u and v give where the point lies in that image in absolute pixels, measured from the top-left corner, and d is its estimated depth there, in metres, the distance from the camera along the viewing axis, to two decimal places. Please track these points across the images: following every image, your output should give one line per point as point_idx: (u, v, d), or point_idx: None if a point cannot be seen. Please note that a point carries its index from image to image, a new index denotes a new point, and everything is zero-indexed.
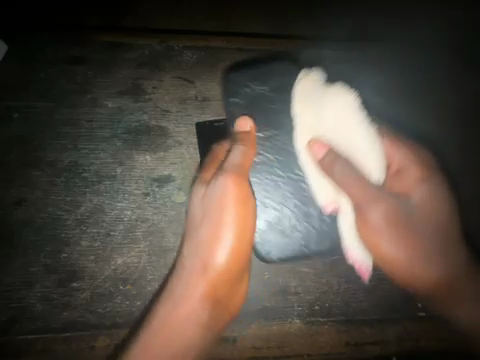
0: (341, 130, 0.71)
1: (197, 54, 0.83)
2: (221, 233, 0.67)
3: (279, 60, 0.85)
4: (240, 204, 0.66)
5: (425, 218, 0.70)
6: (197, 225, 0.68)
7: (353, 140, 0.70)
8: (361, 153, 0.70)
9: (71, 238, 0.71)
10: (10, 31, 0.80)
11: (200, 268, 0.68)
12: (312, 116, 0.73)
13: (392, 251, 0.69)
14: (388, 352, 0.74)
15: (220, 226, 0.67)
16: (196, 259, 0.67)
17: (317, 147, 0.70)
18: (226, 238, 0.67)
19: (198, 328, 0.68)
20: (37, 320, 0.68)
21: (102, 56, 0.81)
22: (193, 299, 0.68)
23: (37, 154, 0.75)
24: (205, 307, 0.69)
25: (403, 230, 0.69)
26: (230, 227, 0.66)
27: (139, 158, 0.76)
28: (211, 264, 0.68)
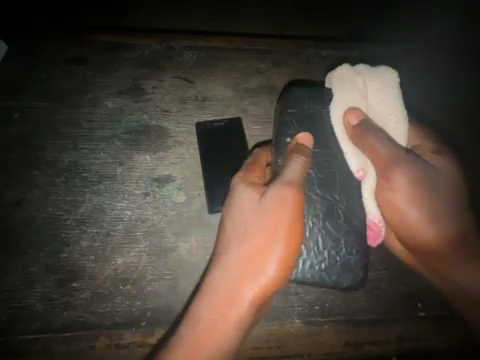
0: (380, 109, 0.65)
1: (197, 54, 0.83)
2: (269, 229, 0.57)
3: (279, 60, 0.85)
4: (280, 202, 0.57)
5: (454, 196, 0.68)
6: (233, 220, 0.60)
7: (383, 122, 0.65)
8: (394, 128, 0.65)
9: (71, 238, 0.71)
10: (11, 32, 0.80)
11: (247, 269, 0.57)
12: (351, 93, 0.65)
13: (431, 234, 0.67)
14: (387, 352, 0.74)
15: (275, 234, 0.57)
16: (245, 252, 0.58)
17: (351, 117, 0.64)
18: (276, 237, 0.57)
19: (239, 332, 0.59)
20: (37, 320, 0.67)
21: (101, 56, 0.81)
22: (239, 305, 0.58)
23: (37, 154, 0.75)
24: (250, 309, 0.58)
25: (428, 200, 0.66)
26: (273, 222, 0.57)
27: (139, 158, 0.76)
28: (254, 273, 0.57)
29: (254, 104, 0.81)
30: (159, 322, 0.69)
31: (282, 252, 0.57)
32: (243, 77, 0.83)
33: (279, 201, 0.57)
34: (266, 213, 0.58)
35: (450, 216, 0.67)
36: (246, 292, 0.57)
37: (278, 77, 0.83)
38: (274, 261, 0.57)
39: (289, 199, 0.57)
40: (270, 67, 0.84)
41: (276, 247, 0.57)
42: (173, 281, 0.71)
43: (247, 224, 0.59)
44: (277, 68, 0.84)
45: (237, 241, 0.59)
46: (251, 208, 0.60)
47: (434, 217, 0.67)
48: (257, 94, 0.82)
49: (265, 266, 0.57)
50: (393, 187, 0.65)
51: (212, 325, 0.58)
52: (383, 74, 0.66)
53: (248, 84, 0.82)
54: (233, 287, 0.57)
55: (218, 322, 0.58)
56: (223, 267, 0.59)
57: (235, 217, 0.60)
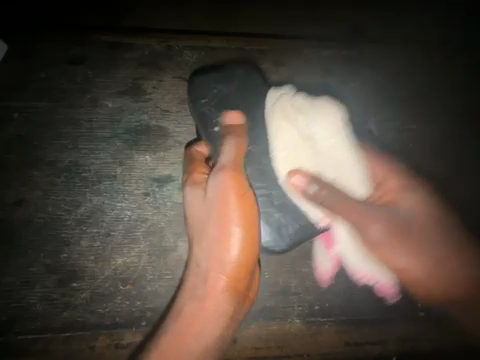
0: (329, 144, 0.69)
1: (197, 54, 0.83)
2: (221, 212, 0.58)
3: (279, 61, 0.85)
4: (221, 193, 0.58)
5: (435, 233, 0.74)
6: (198, 214, 0.64)
7: (342, 171, 0.69)
8: (353, 186, 0.69)
9: (71, 238, 0.71)
10: (10, 31, 0.80)
11: (222, 276, 0.60)
12: (292, 131, 0.70)
13: (404, 263, 0.72)
14: (388, 352, 0.74)
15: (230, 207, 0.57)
16: (210, 252, 0.60)
17: (298, 177, 0.68)
18: (229, 219, 0.58)
19: (221, 327, 0.63)
20: (37, 320, 0.68)
21: (101, 55, 0.81)
22: (215, 297, 0.61)
23: (37, 154, 0.75)
24: (227, 298, 0.62)
25: (407, 246, 0.72)
26: (221, 206, 0.58)
27: (139, 158, 0.76)
28: (227, 252, 0.58)
29: None
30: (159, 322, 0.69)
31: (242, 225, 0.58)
32: None
33: (246, 202, 0.58)
34: (212, 200, 0.59)
35: (437, 252, 0.73)
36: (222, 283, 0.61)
37: (277, 78, 0.85)
38: (239, 238, 0.58)
39: (251, 201, 0.58)
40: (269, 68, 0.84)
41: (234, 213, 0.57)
42: (173, 281, 0.71)
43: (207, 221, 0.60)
44: (277, 69, 0.85)
45: (204, 246, 0.61)
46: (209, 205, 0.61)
47: (404, 238, 0.71)
48: None
49: (225, 253, 0.59)
50: (367, 223, 0.69)
51: (201, 316, 0.62)
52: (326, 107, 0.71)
53: None
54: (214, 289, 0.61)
55: (209, 307, 0.62)
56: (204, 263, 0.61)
57: (196, 216, 0.64)
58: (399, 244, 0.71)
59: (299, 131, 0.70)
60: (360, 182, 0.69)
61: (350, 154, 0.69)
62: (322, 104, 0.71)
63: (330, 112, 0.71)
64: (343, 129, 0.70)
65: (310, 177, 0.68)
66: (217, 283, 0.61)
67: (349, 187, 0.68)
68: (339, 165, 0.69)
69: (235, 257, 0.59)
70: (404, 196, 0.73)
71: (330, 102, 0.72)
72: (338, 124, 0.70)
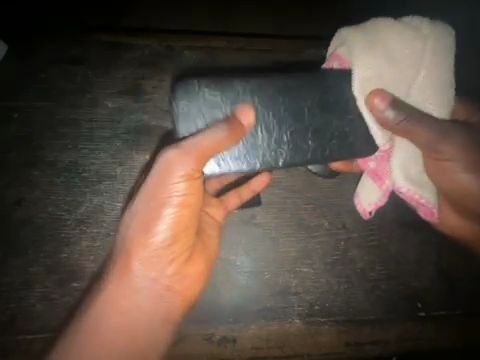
0: (427, 78, 0.63)
1: (198, 54, 0.83)
2: (151, 199, 0.58)
3: (280, 60, 0.85)
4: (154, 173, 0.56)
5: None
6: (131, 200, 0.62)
7: (430, 97, 0.64)
8: (437, 98, 0.64)
9: (71, 238, 0.71)
10: (10, 32, 0.80)
11: (141, 258, 0.60)
12: (384, 60, 0.63)
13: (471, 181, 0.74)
14: (387, 352, 0.74)
15: (167, 182, 0.56)
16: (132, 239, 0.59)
17: (380, 97, 0.62)
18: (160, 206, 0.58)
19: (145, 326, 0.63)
20: (37, 320, 0.68)
21: (102, 56, 0.81)
22: (135, 289, 0.62)
23: (36, 153, 0.75)
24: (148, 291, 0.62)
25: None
26: (154, 192, 0.57)
27: (140, 158, 0.76)
28: (151, 233, 0.59)
29: None
30: None
31: (177, 200, 0.58)
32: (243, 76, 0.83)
33: (189, 179, 0.57)
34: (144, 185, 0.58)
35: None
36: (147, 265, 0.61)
37: (278, 78, 0.83)
38: (170, 217, 0.59)
39: (195, 174, 0.57)
40: (269, 67, 0.84)
41: (169, 186, 0.57)
42: None
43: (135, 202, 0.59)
44: (276, 69, 0.84)
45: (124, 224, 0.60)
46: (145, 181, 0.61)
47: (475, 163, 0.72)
48: None
49: (152, 233, 0.59)
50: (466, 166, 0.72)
51: (122, 301, 0.61)
52: (443, 34, 0.63)
53: None
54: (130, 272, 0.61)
55: (126, 293, 0.61)
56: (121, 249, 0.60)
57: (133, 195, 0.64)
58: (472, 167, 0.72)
59: (396, 68, 0.63)
60: (441, 102, 0.65)
61: (449, 76, 0.64)
62: (442, 34, 0.63)
63: (411, 37, 0.63)
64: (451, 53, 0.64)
65: (389, 99, 0.62)
66: (136, 266, 0.61)
67: (431, 107, 0.65)
68: (433, 92, 0.64)
69: (159, 242, 0.60)
70: (459, 171, 0.73)
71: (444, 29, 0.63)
72: (447, 50, 0.63)
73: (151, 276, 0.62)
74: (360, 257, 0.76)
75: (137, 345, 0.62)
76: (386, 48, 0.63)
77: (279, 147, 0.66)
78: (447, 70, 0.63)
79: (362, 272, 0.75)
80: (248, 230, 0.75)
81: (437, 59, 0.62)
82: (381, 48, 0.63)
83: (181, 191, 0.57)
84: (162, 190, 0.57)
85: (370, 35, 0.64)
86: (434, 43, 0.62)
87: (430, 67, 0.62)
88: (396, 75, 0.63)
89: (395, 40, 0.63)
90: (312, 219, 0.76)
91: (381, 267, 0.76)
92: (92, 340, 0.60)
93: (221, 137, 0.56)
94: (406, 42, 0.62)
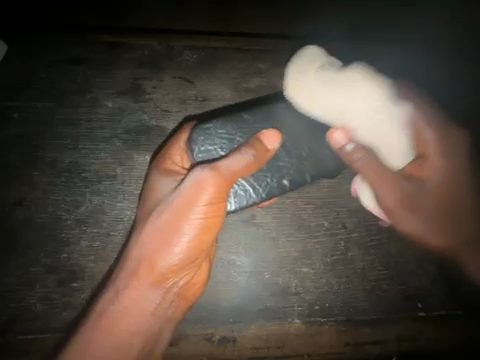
0: (379, 124, 0.65)
1: (197, 54, 0.83)
2: (179, 211, 0.60)
3: (280, 60, 0.85)
4: (197, 190, 0.59)
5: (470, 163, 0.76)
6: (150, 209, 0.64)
7: (385, 144, 0.66)
8: (392, 146, 0.66)
9: (71, 238, 0.71)
10: (10, 32, 0.80)
11: (152, 270, 0.62)
12: (326, 101, 0.65)
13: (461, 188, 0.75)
14: (387, 352, 0.74)
15: (191, 201, 0.60)
16: (151, 246, 0.61)
17: (337, 135, 0.64)
18: (186, 219, 0.61)
19: (148, 328, 0.65)
20: (37, 320, 0.67)
21: (102, 56, 0.81)
22: (144, 294, 0.63)
23: (37, 154, 0.75)
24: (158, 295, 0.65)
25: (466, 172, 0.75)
26: (186, 207, 0.60)
27: (139, 158, 0.76)
28: (169, 247, 0.62)
29: (255, 103, 0.81)
30: None
31: (196, 219, 0.61)
32: (243, 76, 0.83)
33: (212, 201, 0.60)
34: (173, 199, 0.61)
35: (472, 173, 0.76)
36: (158, 275, 0.63)
37: (278, 77, 0.83)
38: (190, 235, 0.62)
39: (219, 197, 0.60)
40: (269, 67, 0.84)
41: (191, 206, 0.60)
42: None
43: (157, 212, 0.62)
44: (276, 68, 0.84)
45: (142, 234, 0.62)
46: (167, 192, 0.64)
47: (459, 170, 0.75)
48: (257, 93, 0.82)
49: (173, 244, 0.61)
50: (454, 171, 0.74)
51: (122, 304, 0.63)
52: (357, 77, 0.64)
53: (248, 84, 0.82)
54: (136, 278, 0.63)
55: (127, 298, 0.63)
56: (133, 257, 0.62)
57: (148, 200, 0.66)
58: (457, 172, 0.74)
59: (346, 99, 0.64)
60: (399, 151, 0.66)
61: (399, 123, 0.65)
62: (358, 77, 0.64)
63: (363, 82, 0.64)
64: (388, 102, 0.64)
65: (349, 137, 0.65)
66: (152, 271, 0.62)
67: (384, 151, 0.66)
68: (384, 138, 0.66)
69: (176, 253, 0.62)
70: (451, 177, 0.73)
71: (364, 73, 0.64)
72: (380, 96, 0.64)
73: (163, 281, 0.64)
74: (360, 257, 0.76)
75: (142, 343, 0.64)
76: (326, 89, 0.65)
77: (302, 163, 0.69)
78: (393, 118, 0.65)
79: (362, 272, 0.75)
80: (248, 230, 0.75)
81: (368, 105, 0.64)
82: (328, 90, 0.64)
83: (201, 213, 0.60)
84: (185, 209, 0.60)
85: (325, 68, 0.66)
86: (365, 88, 0.64)
87: (383, 118, 0.65)
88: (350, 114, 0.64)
89: (340, 83, 0.64)
90: (312, 220, 0.76)
91: (381, 267, 0.76)
92: (93, 337, 0.61)
93: (249, 161, 0.60)
94: (361, 87, 0.63)
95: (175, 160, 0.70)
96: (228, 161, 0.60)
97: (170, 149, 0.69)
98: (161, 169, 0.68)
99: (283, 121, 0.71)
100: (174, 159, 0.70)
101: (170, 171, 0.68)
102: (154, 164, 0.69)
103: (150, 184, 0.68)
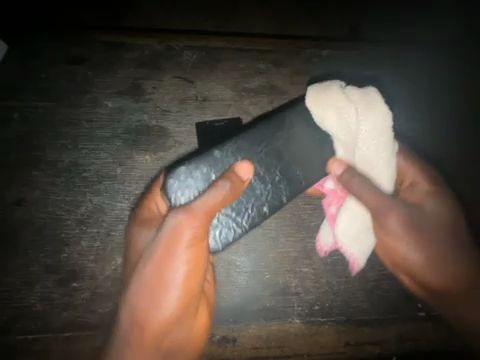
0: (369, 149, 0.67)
1: (197, 54, 0.83)
2: (160, 263, 0.57)
3: (279, 60, 0.85)
4: (174, 239, 0.56)
5: (440, 228, 0.73)
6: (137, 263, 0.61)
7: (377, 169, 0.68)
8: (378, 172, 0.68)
9: (71, 238, 0.71)
10: (10, 31, 0.80)
11: (146, 318, 0.60)
12: (335, 121, 0.64)
13: (416, 258, 0.73)
14: (387, 352, 0.74)
15: (171, 248, 0.56)
16: (142, 300, 0.59)
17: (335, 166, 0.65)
18: (170, 270, 0.57)
19: None
20: (37, 320, 0.68)
21: (102, 55, 0.81)
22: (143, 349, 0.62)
23: (37, 153, 0.75)
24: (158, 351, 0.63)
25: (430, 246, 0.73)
26: (166, 257, 0.57)
27: (139, 158, 0.76)
28: (159, 299, 0.59)
29: (255, 104, 0.82)
30: None
31: (181, 266, 0.57)
32: (243, 76, 0.83)
33: (193, 245, 0.56)
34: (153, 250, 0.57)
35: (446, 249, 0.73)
36: (152, 323, 0.60)
37: (277, 78, 0.84)
38: (180, 282, 0.58)
39: (201, 239, 0.57)
40: (269, 68, 0.84)
41: (171, 253, 0.56)
42: None
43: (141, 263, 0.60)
44: (276, 69, 0.84)
45: (130, 290, 0.59)
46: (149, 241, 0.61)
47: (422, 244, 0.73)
48: (257, 94, 0.82)
49: (165, 296, 0.58)
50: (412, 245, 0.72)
51: None
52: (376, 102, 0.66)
53: (248, 84, 0.83)
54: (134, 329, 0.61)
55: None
56: (128, 305, 0.60)
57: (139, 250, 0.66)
58: (423, 247, 0.73)
59: (346, 133, 0.65)
60: (388, 175, 0.69)
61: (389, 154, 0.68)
62: (378, 105, 0.66)
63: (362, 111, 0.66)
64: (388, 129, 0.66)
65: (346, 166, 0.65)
66: (147, 324, 0.60)
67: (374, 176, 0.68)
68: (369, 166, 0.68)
69: (170, 305, 0.59)
70: (410, 249, 0.73)
71: (377, 98, 0.66)
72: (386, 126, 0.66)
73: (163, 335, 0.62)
74: None
75: None
76: (337, 115, 0.64)
77: (277, 186, 0.64)
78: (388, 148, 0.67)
79: (362, 272, 0.74)
80: None
81: (378, 135, 0.66)
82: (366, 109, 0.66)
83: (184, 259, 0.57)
84: (166, 258, 0.57)
85: (329, 98, 0.65)
86: (372, 121, 0.66)
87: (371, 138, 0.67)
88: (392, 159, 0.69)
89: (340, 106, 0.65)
90: (312, 219, 0.75)
91: (382, 267, 0.75)
92: None
93: (225, 195, 0.56)
94: (343, 112, 0.65)
95: (153, 205, 0.68)
96: (203, 199, 0.55)
97: (152, 191, 0.69)
98: (138, 221, 0.69)
99: (253, 150, 0.64)
100: (155, 204, 0.68)
101: (150, 219, 0.68)
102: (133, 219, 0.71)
103: (132, 238, 0.68)
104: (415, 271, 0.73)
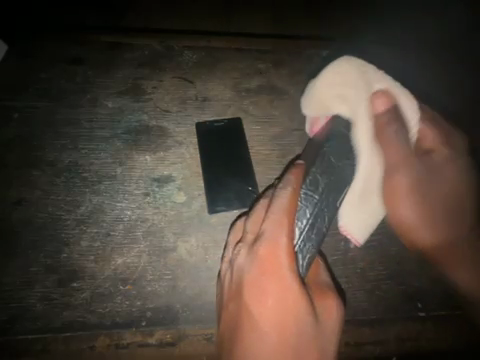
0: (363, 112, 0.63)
1: (197, 54, 0.83)
2: (288, 289, 0.58)
3: (279, 61, 0.85)
4: (328, 299, 0.63)
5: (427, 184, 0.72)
6: (271, 279, 0.59)
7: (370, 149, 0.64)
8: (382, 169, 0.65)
9: (71, 238, 0.71)
10: (11, 32, 0.80)
11: (282, 310, 0.58)
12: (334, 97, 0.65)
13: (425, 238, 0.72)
14: (387, 352, 0.73)
15: (296, 309, 0.58)
16: (277, 301, 0.58)
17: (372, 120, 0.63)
18: (302, 294, 0.58)
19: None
20: (37, 320, 0.67)
21: (102, 55, 0.81)
22: (256, 341, 0.58)
23: (37, 153, 0.75)
24: (275, 347, 0.58)
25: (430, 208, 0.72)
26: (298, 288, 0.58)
27: (139, 158, 0.76)
28: (289, 314, 0.58)
29: (255, 104, 0.81)
30: (159, 322, 0.69)
31: (313, 326, 0.59)
32: (243, 76, 0.83)
33: (328, 306, 0.62)
34: (289, 283, 0.58)
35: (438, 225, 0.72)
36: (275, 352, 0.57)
37: (277, 78, 0.84)
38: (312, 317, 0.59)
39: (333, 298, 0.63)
40: (270, 68, 0.84)
41: (306, 313, 0.59)
42: (173, 281, 0.71)
43: (270, 312, 0.59)
44: (276, 69, 0.84)
45: (260, 299, 0.59)
46: (275, 270, 0.59)
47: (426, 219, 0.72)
48: (257, 94, 0.82)
49: (300, 307, 0.58)
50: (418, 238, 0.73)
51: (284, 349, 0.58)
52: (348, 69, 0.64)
53: (248, 84, 0.83)
54: (268, 322, 0.58)
55: (296, 349, 0.58)
56: (255, 335, 0.58)
57: (242, 291, 0.61)
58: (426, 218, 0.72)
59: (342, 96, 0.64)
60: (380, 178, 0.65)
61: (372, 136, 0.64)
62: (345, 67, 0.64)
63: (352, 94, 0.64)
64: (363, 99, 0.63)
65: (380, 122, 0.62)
66: (267, 325, 0.58)
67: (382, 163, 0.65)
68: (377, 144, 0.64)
69: (305, 325, 0.58)
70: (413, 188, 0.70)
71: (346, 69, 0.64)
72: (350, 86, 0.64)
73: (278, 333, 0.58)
74: (360, 257, 0.75)
75: None
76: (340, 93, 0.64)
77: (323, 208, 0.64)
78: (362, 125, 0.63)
79: (362, 272, 0.75)
80: None
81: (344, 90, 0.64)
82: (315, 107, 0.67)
83: (320, 317, 0.61)
84: (295, 316, 0.58)
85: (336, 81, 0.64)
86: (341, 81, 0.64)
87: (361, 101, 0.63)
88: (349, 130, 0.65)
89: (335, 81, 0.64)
90: None
91: (381, 267, 0.75)
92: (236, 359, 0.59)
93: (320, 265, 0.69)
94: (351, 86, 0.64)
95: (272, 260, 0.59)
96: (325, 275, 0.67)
97: (270, 230, 0.59)
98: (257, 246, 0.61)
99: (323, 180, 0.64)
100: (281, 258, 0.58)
101: (266, 261, 0.59)
102: (260, 245, 0.60)
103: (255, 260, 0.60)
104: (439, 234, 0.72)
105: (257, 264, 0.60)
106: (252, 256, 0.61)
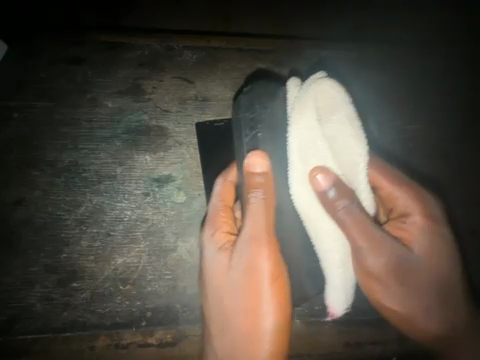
0: (330, 141, 0.53)
1: (198, 54, 0.83)
2: (222, 268, 0.61)
3: (279, 61, 0.86)
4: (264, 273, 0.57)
5: (436, 267, 0.65)
6: (208, 257, 0.64)
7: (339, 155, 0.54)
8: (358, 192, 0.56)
9: (71, 238, 0.71)
10: (11, 32, 0.80)
11: (220, 279, 0.62)
12: (308, 119, 0.52)
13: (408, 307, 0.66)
14: (388, 353, 0.73)
15: (256, 319, 0.59)
16: (215, 273, 0.62)
17: (324, 181, 0.53)
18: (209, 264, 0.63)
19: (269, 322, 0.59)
20: (37, 320, 0.67)
21: (102, 55, 0.81)
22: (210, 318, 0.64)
23: (37, 153, 0.75)
24: (219, 316, 0.62)
25: (420, 297, 0.65)
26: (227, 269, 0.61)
27: (139, 158, 0.76)
28: (224, 285, 0.61)
29: None
30: (159, 322, 0.69)
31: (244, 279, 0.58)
32: (243, 76, 0.83)
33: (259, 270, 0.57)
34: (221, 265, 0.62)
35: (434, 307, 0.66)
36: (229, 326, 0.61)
37: (277, 78, 0.84)
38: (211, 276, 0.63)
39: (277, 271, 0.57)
40: (269, 68, 0.85)
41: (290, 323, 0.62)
42: (173, 281, 0.71)
43: (216, 294, 0.62)
44: (276, 69, 0.85)
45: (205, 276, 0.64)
46: (210, 254, 0.63)
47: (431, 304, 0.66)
48: None
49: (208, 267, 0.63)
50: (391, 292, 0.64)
51: (226, 317, 0.61)
52: (320, 86, 0.53)
53: (248, 84, 0.83)
54: (213, 296, 0.63)
55: (236, 315, 0.60)
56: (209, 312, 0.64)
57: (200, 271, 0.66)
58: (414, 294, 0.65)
59: (321, 134, 0.53)
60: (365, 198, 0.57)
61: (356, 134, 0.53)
62: (315, 84, 0.54)
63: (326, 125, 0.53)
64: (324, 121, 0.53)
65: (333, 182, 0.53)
66: (214, 299, 0.63)
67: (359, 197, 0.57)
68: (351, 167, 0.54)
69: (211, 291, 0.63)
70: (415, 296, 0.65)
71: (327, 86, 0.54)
72: (326, 106, 0.54)
73: (219, 304, 0.62)
74: None
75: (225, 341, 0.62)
76: (303, 110, 0.53)
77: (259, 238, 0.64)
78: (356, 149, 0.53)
79: None
80: None
81: (325, 108, 0.54)
82: (296, 112, 0.53)
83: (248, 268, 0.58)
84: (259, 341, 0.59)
85: (305, 98, 0.53)
86: (315, 102, 0.53)
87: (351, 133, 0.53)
88: (339, 163, 0.54)
89: (301, 119, 0.53)
90: None
91: None
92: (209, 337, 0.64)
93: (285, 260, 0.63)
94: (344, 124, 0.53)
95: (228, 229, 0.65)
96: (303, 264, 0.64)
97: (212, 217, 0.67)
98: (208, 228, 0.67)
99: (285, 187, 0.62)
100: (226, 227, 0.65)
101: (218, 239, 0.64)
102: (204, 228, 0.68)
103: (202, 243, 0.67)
104: (415, 320, 0.67)
105: (218, 276, 0.62)
106: (211, 273, 0.63)
